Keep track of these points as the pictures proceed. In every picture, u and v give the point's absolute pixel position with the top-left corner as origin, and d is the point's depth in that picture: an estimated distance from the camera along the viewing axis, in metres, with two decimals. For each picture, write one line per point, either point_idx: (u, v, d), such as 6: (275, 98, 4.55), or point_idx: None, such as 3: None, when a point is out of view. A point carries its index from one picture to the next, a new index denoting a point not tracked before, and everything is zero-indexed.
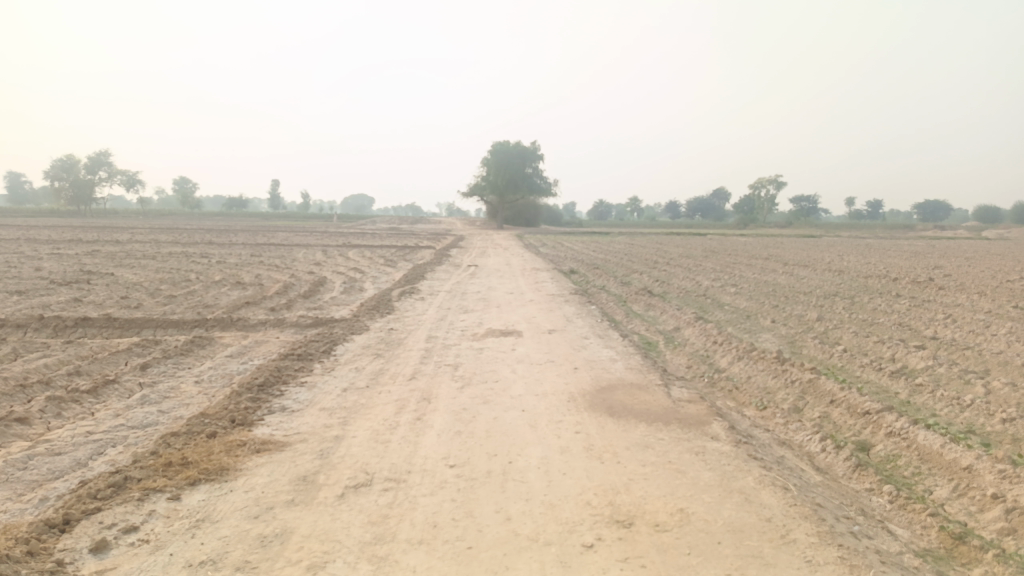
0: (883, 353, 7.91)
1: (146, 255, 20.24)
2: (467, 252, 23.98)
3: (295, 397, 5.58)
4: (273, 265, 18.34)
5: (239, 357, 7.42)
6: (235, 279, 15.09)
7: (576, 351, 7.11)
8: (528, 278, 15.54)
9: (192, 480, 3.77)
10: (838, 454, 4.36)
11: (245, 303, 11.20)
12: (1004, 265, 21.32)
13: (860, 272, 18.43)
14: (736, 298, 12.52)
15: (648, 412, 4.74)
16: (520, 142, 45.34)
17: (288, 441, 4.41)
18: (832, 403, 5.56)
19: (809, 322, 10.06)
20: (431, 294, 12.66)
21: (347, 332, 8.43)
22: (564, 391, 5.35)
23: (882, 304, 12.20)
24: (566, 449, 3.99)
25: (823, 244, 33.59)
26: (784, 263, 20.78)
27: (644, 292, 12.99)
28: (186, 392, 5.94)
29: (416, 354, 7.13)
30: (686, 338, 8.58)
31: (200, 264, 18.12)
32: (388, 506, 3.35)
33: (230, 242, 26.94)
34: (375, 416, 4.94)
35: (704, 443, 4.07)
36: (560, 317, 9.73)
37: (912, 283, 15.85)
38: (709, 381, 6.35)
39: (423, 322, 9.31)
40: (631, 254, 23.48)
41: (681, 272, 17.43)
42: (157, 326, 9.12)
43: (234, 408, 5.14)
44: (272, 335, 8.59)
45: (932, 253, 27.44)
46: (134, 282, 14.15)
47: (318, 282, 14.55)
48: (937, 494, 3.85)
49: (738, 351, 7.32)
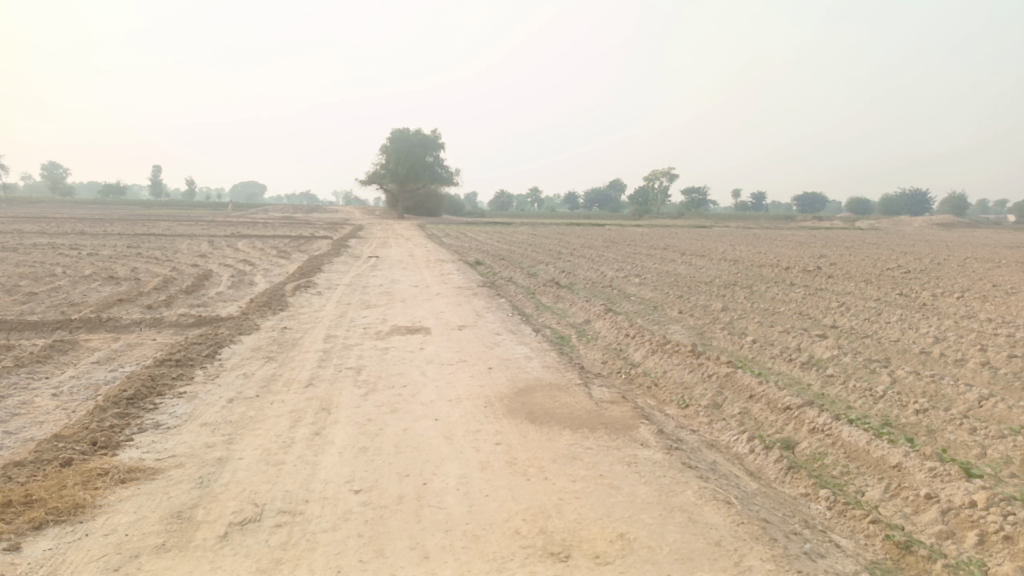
0: (789, 343, 7.95)
1: (3, 247, 18.23)
2: (366, 242, 23.17)
3: (172, 411, 4.90)
4: (153, 258, 16.94)
5: (108, 363, 6.56)
6: (108, 273, 13.74)
7: (488, 349, 6.71)
8: (433, 270, 15.04)
9: (37, 524, 3.09)
10: (767, 456, 4.16)
11: (118, 301, 10.12)
12: (881, 254, 22.61)
13: (753, 261, 19.01)
14: (642, 289, 12.49)
15: (571, 416, 4.40)
16: (420, 131, 44.44)
17: (160, 468, 3.77)
18: (751, 399, 5.41)
19: (715, 312, 10.09)
20: (329, 288, 11.94)
21: (234, 332, 7.67)
22: (478, 395, 4.93)
23: (780, 293, 12.48)
24: (486, 465, 3.58)
25: (715, 234, 34.71)
26: (683, 253, 21.16)
27: (551, 283, 12.75)
28: (40, 408, 5.10)
29: (313, 356, 6.52)
30: (598, 331, 8.35)
31: (69, 257, 16.50)
32: (281, 548, 2.84)
33: (105, 232, 24.91)
34: (266, 432, 4.36)
35: (635, 452, 3.76)
36: (468, 312, 9.30)
37: (803, 272, 16.43)
38: (626, 377, 6.09)
39: (321, 318, 8.66)
40: (535, 244, 23.34)
41: (585, 263, 17.40)
42: (11, 328, 8.02)
43: (95, 428, 4.42)
44: (149, 337, 7.71)
45: (814, 243, 28.80)
46: None
47: (203, 276, 13.49)
48: (870, 495, 3.70)
49: (651, 344, 7.14)
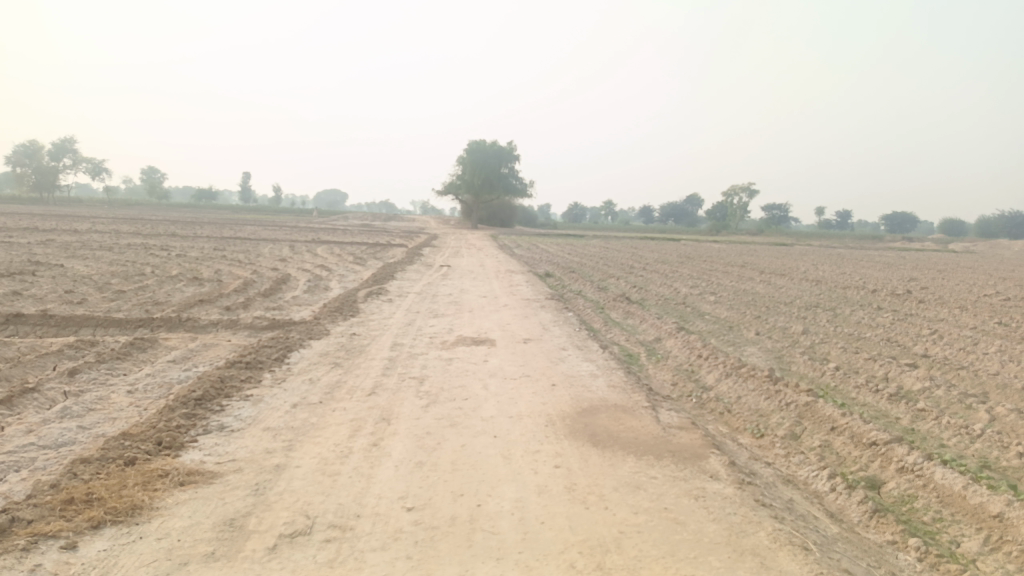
0: (875, 372, 7.47)
1: (100, 246, 19.23)
2: (439, 251, 23.42)
3: (237, 413, 4.94)
4: (235, 260, 17.54)
5: (182, 362, 6.73)
6: (193, 274, 14.25)
7: (553, 364, 6.54)
8: (503, 281, 14.99)
9: (95, 523, 3.12)
10: (850, 496, 3.84)
11: (198, 302, 10.46)
12: (977, 279, 21.28)
13: (836, 283, 18.16)
14: (716, 308, 12.06)
15: (637, 441, 4.19)
16: (497, 142, 44.76)
17: (219, 472, 3.78)
18: (833, 431, 5.06)
19: (794, 335, 9.63)
20: (400, 295, 12.03)
21: (304, 336, 7.77)
22: (540, 413, 4.78)
23: (866, 317, 11.83)
24: (544, 489, 3.42)
25: (796, 252, 33.53)
26: (761, 272, 20.44)
27: (622, 299, 12.48)
28: (114, 405, 5.24)
29: (378, 364, 6.51)
30: (669, 350, 8.06)
31: (158, 257, 17.26)
32: (328, 566, 2.75)
33: (194, 234, 26.02)
34: (325, 441, 4.32)
35: (703, 485, 3.52)
36: (535, 325, 9.16)
37: (891, 295, 15.58)
38: (697, 401, 5.82)
39: (389, 326, 8.69)
40: (607, 258, 23.04)
41: (659, 278, 17.02)
42: (97, 325, 8.36)
43: (162, 428, 4.48)
44: (223, 338, 7.89)
45: (904, 264, 27.40)
46: (83, 274, 13.28)
47: (280, 279, 13.83)
48: (966, 546, 3.35)
49: (725, 366, 6.82)
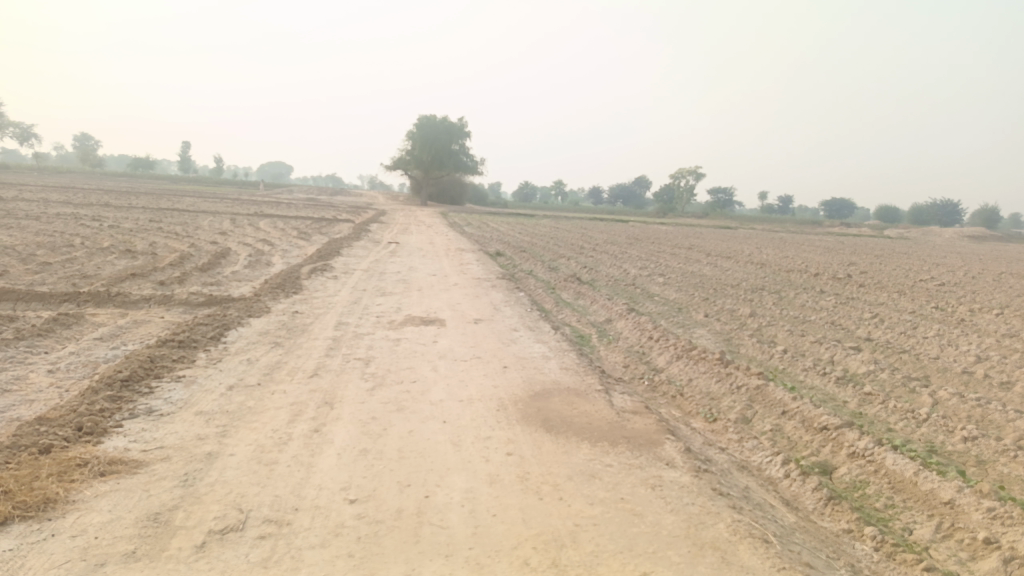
0: (821, 355, 7.53)
1: (25, 215, 18.17)
2: (387, 227, 22.97)
3: (167, 396, 4.63)
4: (173, 233, 16.81)
5: (110, 340, 6.32)
6: (126, 247, 13.55)
7: (504, 346, 6.37)
8: (452, 259, 14.73)
9: (1, 519, 2.82)
10: (804, 483, 3.79)
11: (130, 275, 9.92)
12: (912, 264, 21.95)
13: (781, 266, 18.46)
14: (666, 290, 12.06)
15: (591, 426, 4.06)
16: (447, 118, 44.09)
17: (144, 461, 3.49)
18: (784, 415, 5.03)
19: (742, 317, 9.67)
20: (346, 272, 11.67)
21: (243, 314, 7.41)
22: (491, 397, 4.61)
23: (810, 301, 12.01)
24: (495, 479, 3.26)
25: (741, 235, 34.07)
26: (708, 254, 20.67)
27: (573, 279, 12.39)
28: (31, 386, 4.85)
29: (322, 344, 6.23)
30: (620, 332, 7.98)
31: (90, 228, 16.39)
32: (262, 566, 2.53)
33: (129, 205, 24.89)
34: (263, 426, 4.07)
35: (660, 473, 3.41)
36: (485, 305, 8.97)
37: (833, 279, 15.90)
38: (649, 384, 5.74)
39: (334, 304, 8.38)
40: (557, 238, 22.94)
41: (608, 259, 17.00)
42: (17, 299, 7.81)
43: (84, 412, 4.15)
44: (156, 315, 7.47)
45: (843, 249, 28.08)
46: (5, 245, 12.48)
47: (220, 254, 13.28)
48: (919, 534, 3.32)
49: (676, 349, 6.76)
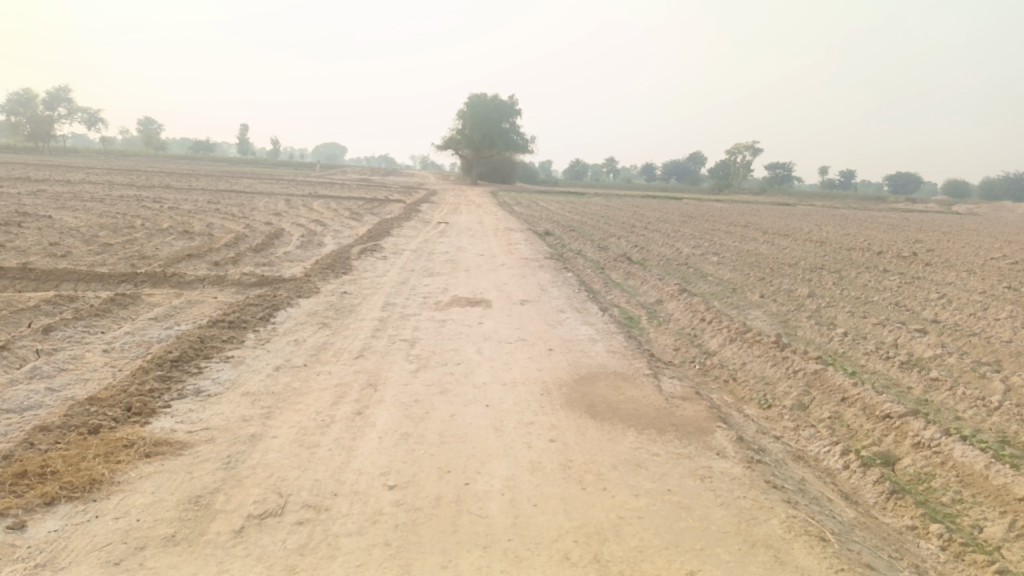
0: (884, 338, 7.19)
1: (90, 198, 18.80)
2: (437, 207, 23.01)
3: (215, 377, 4.67)
4: (229, 214, 17.15)
5: (164, 320, 6.44)
6: (184, 228, 13.86)
7: (551, 328, 6.25)
8: (501, 239, 14.66)
9: (48, 500, 2.87)
10: (865, 475, 3.59)
11: (186, 256, 10.13)
12: (983, 241, 20.93)
13: (841, 244, 17.80)
14: (720, 269, 11.73)
15: (638, 413, 3.93)
16: (498, 96, 43.86)
17: (189, 442, 3.52)
18: (844, 402, 4.80)
19: (800, 298, 9.32)
20: (395, 252, 11.70)
21: (292, 295, 7.47)
22: (536, 381, 4.51)
23: (872, 280, 11.53)
24: (537, 466, 3.17)
25: (799, 212, 33.07)
26: (764, 232, 20.07)
27: (623, 259, 12.16)
28: (87, 365, 4.97)
29: (368, 325, 6.23)
30: (671, 313, 7.78)
31: (151, 210, 16.86)
32: (298, 553, 2.50)
33: (188, 187, 25.54)
34: (306, 408, 4.06)
35: (710, 463, 3.26)
36: (533, 286, 8.85)
37: (897, 258, 15.25)
38: (701, 368, 5.55)
39: (382, 285, 8.39)
40: (609, 216, 22.64)
41: (660, 238, 16.68)
42: (79, 279, 8.04)
43: (134, 392, 4.22)
44: (209, 295, 7.59)
45: (909, 226, 26.97)
46: (71, 226, 12.91)
47: (274, 234, 13.48)
48: (990, 532, 3.10)
49: (728, 331, 6.53)
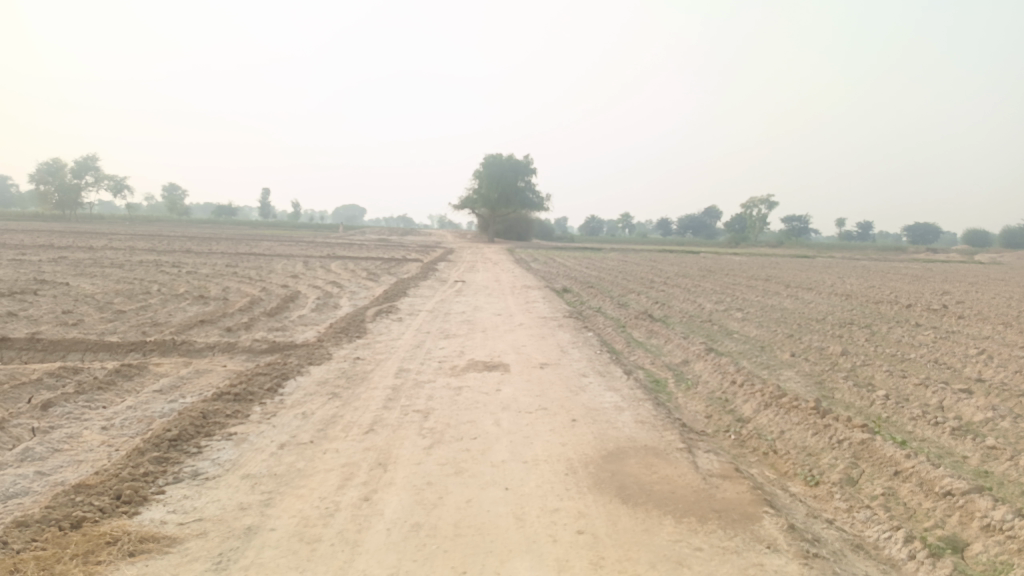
0: (928, 400, 6.74)
1: (110, 263, 18.90)
2: (454, 266, 22.94)
3: (215, 457, 4.36)
4: (246, 277, 17.10)
5: (169, 392, 6.17)
6: (199, 292, 13.78)
7: (573, 395, 5.90)
8: (519, 297, 14.42)
9: None
10: (936, 568, 3.17)
11: (199, 322, 9.96)
12: (1014, 292, 20.36)
13: (868, 297, 17.35)
14: (745, 326, 11.33)
15: (674, 497, 3.54)
16: (513, 155, 44.34)
17: (178, 537, 3.19)
18: (897, 477, 4.37)
19: (832, 357, 8.90)
20: (410, 313, 11.47)
21: (303, 362, 7.19)
22: (559, 458, 4.14)
23: (905, 336, 11.07)
24: (565, 566, 2.80)
25: (820, 264, 32.68)
26: (787, 286, 19.68)
27: (645, 316, 11.83)
28: (82, 445, 4.67)
29: (380, 394, 5.91)
30: (699, 375, 7.39)
31: (168, 274, 16.86)
32: None
33: (209, 250, 25.68)
34: (309, 493, 3.73)
35: (761, 561, 2.88)
36: (553, 347, 8.52)
37: (928, 311, 14.76)
38: (737, 438, 5.16)
39: (396, 349, 8.11)
40: (627, 272, 22.42)
41: (681, 293, 16.35)
42: (86, 349, 7.84)
43: (127, 476, 3.93)
44: (218, 364, 7.35)
45: (934, 277, 26.42)
46: (87, 293, 12.85)
47: (289, 297, 13.32)
48: None
49: (762, 396, 6.13)
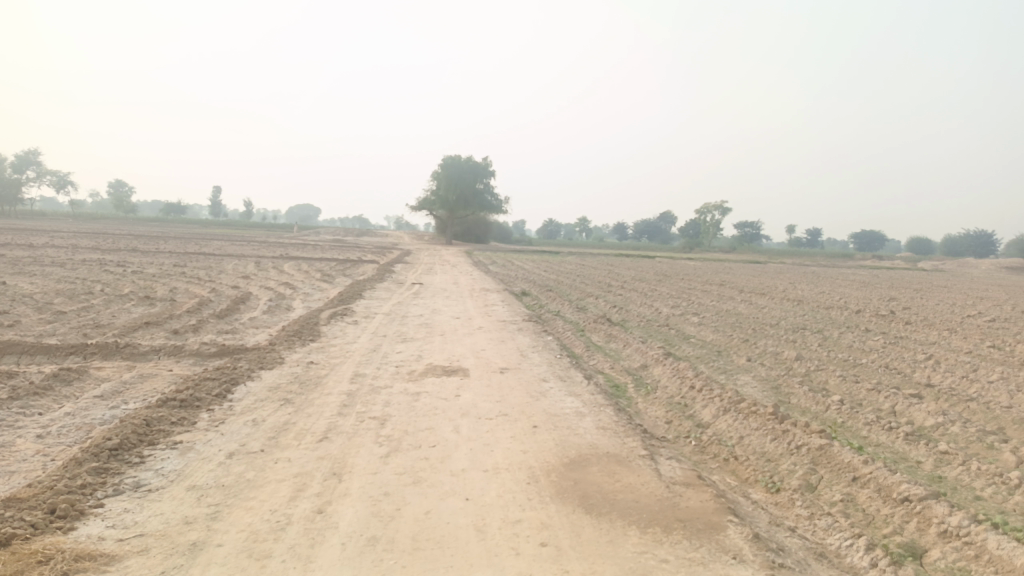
0: (880, 405, 6.84)
1: (51, 262, 18.17)
2: (411, 268, 22.72)
3: (159, 468, 4.14)
4: (195, 278, 16.61)
5: (111, 398, 5.88)
6: (146, 293, 13.32)
7: (533, 400, 5.81)
8: (477, 300, 14.32)
9: None
10: None
11: (145, 324, 9.59)
12: (957, 298, 21.04)
13: (819, 303, 17.71)
14: (702, 331, 11.42)
15: (637, 507, 3.48)
16: (472, 158, 44.21)
17: (117, 555, 3.00)
18: (855, 483, 4.39)
19: (787, 362, 9.00)
20: (366, 316, 11.26)
21: (254, 367, 6.95)
22: (520, 467, 4.05)
23: (856, 341, 11.29)
24: None
25: (772, 270, 33.33)
26: (741, 291, 19.97)
27: (603, 320, 11.83)
28: (15, 455, 4.40)
29: (335, 400, 5.73)
30: (658, 380, 7.38)
31: (113, 274, 16.27)
32: None
33: (157, 250, 24.94)
34: (260, 506, 3.55)
35: (727, 572, 2.82)
36: (512, 351, 8.43)
37: (877, 316, 15.11)
38: (697, 445, 5.13)
39: (352, 353, 7.92)
40: (584, 276, 22.50)
41: (638, 297, 16.45)
42: (22, 352, 7.45)
43: (63, 488, 3.70)
44: (165, 368, 7.05)
45: (881, 283, 27.16)
46: (25, 293, 12.28)
47: (240, 299, 12.96)
48: None
49: (721, 400, 6.13)
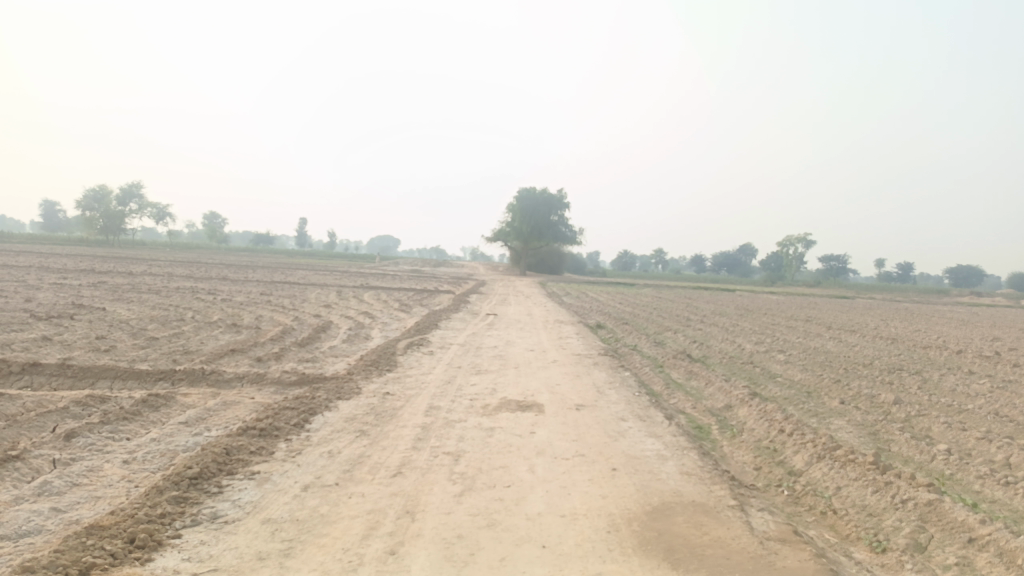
0: (992, 457, 6.27)
1: (147, 289, 19.09)
2: (486, 299, 22.81)
3: (236, 499, 4.14)
4: (279, 306, 17.08)
5: (194, 424, 5.99)
6: (232, 321, 13.76)
7: (612, 440, 5.57)
8: (552, 332, 14.15)
9: None
10: None
11: (230, 351, 9.85)
12: None
13: (915, 341, 16.71)
14: (788, 370, 10.87)
15: (728, 565, 3.21)
16: (547, 190, 44.33)
17: None
18: (972, 545, 3.97)
19: (884, 406, 8.41)
20: (442, 347, 11.25)
21: (332, 396, 6.98)
22: (600, 513, 3.84)
23: (960, 384, 10.51)
24: None
25: (861, 306, 31.83)
26: (828, 327, 19.09)
27: (682, 356, 11.45)
28: (101, 480, 4.49)
29: (409, 433, 5.66)
30: (743, 422, 7.01)
31: (203, 302, 16.92)
32: None
33: (244, 278, 25.90)
34: (332, 544, 3.47)
35: None
36: (588, 387, 8.20)
37: (980, 358, 14.10)
38: (790, 496, 4.78)
39: (427, 385, 7.87)
40: (662, 309, 22.02)
41: (719, 332, 15.92)
42: (115, 377, 7.74)
43: (143, 517, 3.72)
44: (246, 396, 7.17)
45: (982, 322, 25.48)
46: (121, 319, 12.88)
47: (320, 327, 13.21)
48: None
49: (814, 447, 5.73)
